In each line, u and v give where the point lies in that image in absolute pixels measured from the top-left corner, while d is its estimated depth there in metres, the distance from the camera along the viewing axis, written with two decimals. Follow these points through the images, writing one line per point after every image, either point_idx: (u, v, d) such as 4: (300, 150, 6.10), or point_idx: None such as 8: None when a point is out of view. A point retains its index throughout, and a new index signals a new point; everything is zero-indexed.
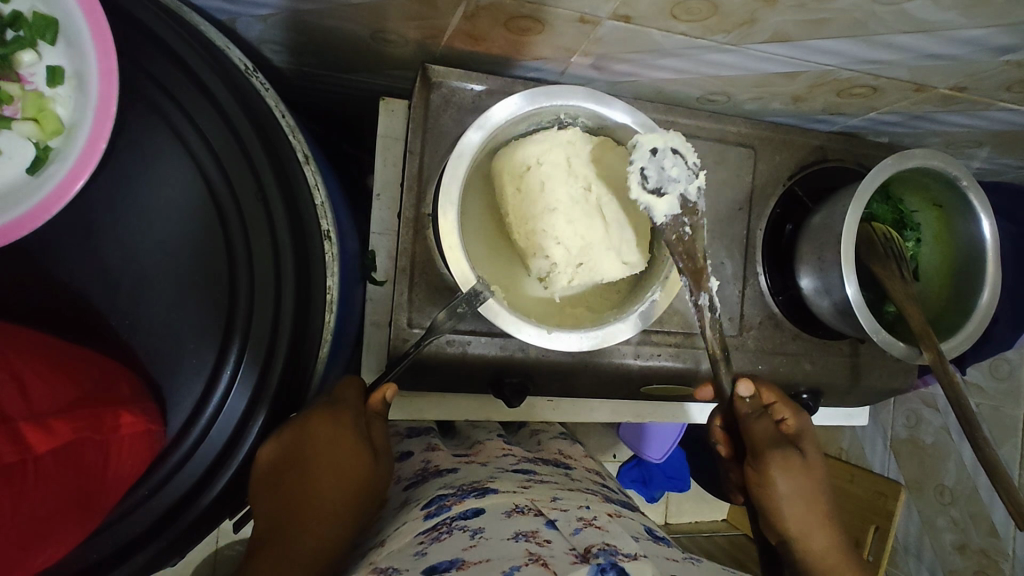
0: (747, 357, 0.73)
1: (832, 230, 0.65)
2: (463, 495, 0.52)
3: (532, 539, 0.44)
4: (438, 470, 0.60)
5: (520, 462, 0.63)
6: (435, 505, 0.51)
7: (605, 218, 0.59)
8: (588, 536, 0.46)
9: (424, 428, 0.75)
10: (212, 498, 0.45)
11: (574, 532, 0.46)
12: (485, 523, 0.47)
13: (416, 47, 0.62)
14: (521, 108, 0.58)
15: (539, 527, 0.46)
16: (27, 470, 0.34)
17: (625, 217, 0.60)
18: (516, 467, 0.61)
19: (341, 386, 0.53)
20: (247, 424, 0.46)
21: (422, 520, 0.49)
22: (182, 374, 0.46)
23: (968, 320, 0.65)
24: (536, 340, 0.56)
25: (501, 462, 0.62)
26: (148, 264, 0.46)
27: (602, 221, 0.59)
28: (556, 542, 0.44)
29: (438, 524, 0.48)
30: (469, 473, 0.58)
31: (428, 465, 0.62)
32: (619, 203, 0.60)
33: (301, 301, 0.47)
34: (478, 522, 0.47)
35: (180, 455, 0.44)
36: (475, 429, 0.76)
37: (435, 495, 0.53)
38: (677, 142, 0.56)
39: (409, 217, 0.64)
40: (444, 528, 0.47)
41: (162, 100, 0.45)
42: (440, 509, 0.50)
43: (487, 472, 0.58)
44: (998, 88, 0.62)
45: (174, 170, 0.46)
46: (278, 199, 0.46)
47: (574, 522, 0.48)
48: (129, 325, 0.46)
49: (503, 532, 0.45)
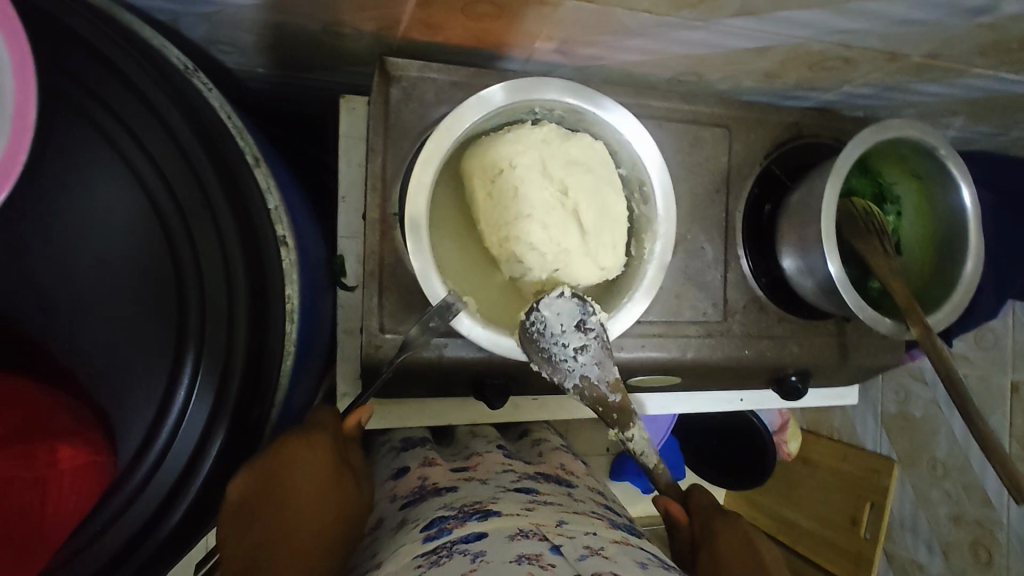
0: (733, 342, 0.72)
1: (811, 207, 0.63)
2: (465, 517, 0.49)
3: (535, 562, 0.42)
4: (436, 488, 0.57)
5: (522, 479, 0.60)
6: (436, 527, 0.48)
7: (582, 225, 0.56)
8: (595, 564, 0.44)
9: (420, 439, 0.71)
10: (170, 528, 0.42)
11: (579, 558, 0.44)
12: (487, 546, 0.44)
13: (372, 39, 0.59)
14: (497, 103, 0.55)
15: (543, 551, 0.44)
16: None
17: (603, 223, 0.57)
18: (517, 485, 0.58)
19: (318, 412, 0.52)
20: (206, 448, 0.43)
21: (421, 543, 0.47)
22: (133, 400, 0.43)
23: (952, 291, 0.64)
24: (512, 354, 0.54)
25: (502, 479, 0.59)
26: (86, 283, 0.42)
27: (577, 227, 0.56)
28: (560, 566, 0.42)
29: (437, 547, 0.45)
30: (470, 492, 0.55)
31: (426, 482, 0.58)
32: (596, 207, 0.56)
33: (257, 311, 0.44)
34: (480, 546, 0.44)
35: (133, 486, 0.41)
36: (473, 439, 0.73)
37: (435, 516, 0.50)
38: (543, 323, 0.56)
39: (375, 218, 0.61)
40: (444, 551, 0.45)
41: (90, 104, 0.41)
42: (440, 532, 0.48)
43: (489, 492, 0.55)
44: (970, 53, 0.61)
45: (108, 180, 0.42)
46: (226, 207, 0.43)
47: (580, 548, 0.46)
48: (72, 350, 0.42)
49: (505, 555, 0.43)
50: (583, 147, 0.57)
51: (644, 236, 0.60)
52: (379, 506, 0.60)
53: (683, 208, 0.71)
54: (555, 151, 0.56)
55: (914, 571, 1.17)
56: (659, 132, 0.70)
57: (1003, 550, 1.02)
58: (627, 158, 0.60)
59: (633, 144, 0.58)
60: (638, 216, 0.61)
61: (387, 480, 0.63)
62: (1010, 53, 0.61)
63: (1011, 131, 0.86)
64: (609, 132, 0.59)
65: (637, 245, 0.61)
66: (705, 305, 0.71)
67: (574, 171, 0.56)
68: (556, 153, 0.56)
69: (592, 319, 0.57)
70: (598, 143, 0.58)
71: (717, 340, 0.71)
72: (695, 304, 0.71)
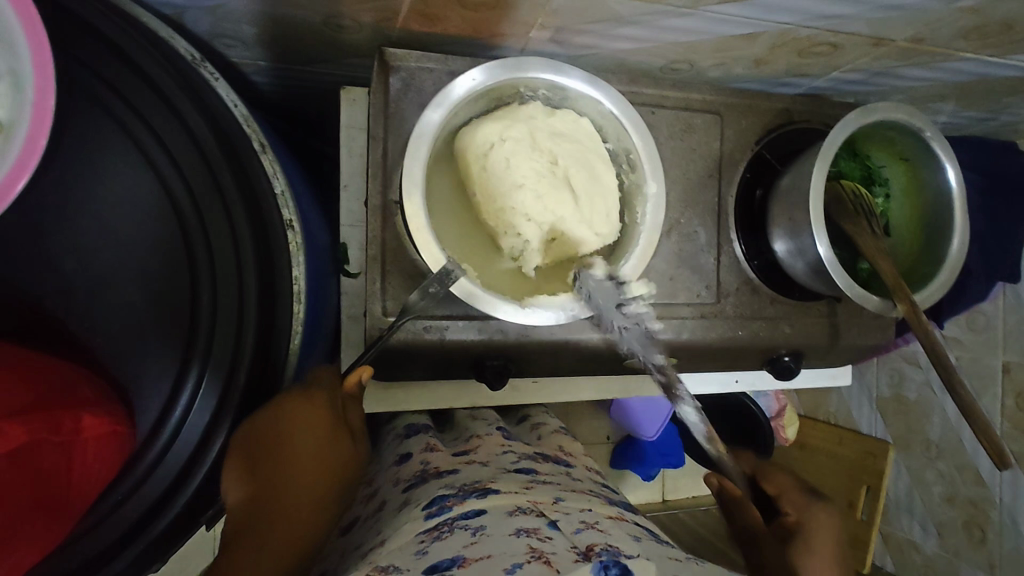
0: (727, 323, 0.73)
1: (800, 190, 0.65)
2: (465, 495, 0.51)
3: (533, 534, 0.44)
4: (438, 470, 0.58)
5: (521, 460, 0.62)
6: (436, 505, 0.50)
7: (574, 190, 0.58)
8: (590, 536, 0.45)
9: (423, 425, 0.72)
10: (188, 497, 0.44)
11: (576, 531, 0.46)
12: (487, 522, 0.46)
13: (372, 31, 0.61)
14: (481, 83, 0.57)
15: (541, 525, 0.46)
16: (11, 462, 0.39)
17: (594, 189, 0.59)
18: (517, 466, 0.60)
19: (318, 370, 0.52)
20: (218, 422, 0.45)
21: (422, 520, 0.49)
22: (149, 376, 0.45)
23: (940, 268, 0.66)
24: (512, 317, 0.55)
25: (502, 460, 0.61)
26: (102, 266, 0.44)
27: (570, 193, 0.58)
28: (557, 540, 0.44)
29: (439, 524, 0.47)
30: (470, 473, 0.57)
31: (428, 466, 0.60)
32: (586, 174, 0.59)
33: (267, 292, 0.46)
34: (479, 521, 0.47)
35: (152, 457, 0.43)
36: (473, 422, 0.75)
37: (436, 495, 0.52)
38: (593, 301, 0.60)
39: (376, 205, 0.63)
40: (446, 528, 0.47)
41: (105, 92, 0.43)
42: (440, 509, 0.49)
43: (488, 472, 0.57)
44: (953, 38, 0.63)
45: (122, 165, 0.44)
46: (235, 192, 0.45)
47: (576, 523, 0.48)
48: (89, 328, 0.44)
49: (504, 528, 0.45)
50: (567, 121, 0.59)
51: (635, 202, 0.62)
52: (382, 489, 0.62)
53: (676, 192, 0.72)
54: (541, 125, 0.58)
55: (910, 552, 1.19)
56: (651, 118, 0.71)
57: (997, 529, 1.04)
58: (614, 131, 0.62)
59: (615, 113, 0.60)
60: (628, 185, 0.63)
61: (391, 466, 0.65)
62: (992, 37, 0.63)
63: (999, 116, 0.87)
64: (592, 106, 0.61)
65: (629, 213, 0.62)
66: (699, 288, 0.73)
67: (559, 142, 0.58)
68: (542, 126, 0.58)
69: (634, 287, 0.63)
70: (583, 118, 0.60)
71: (711, 321, 0.73)
72: (690, 287, 0.73)
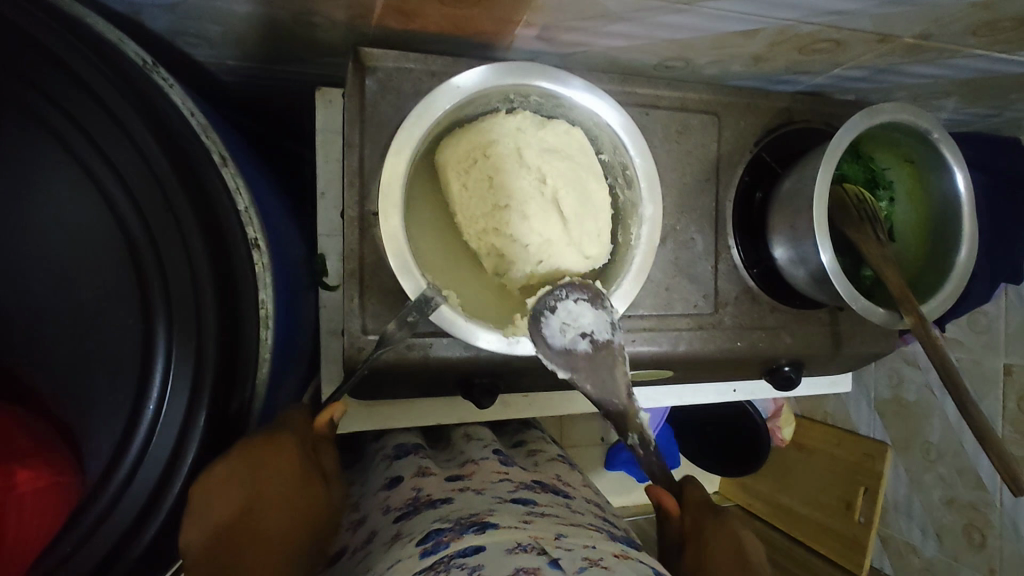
0: (725, 334, 0.70)
1: (804, 195, 0.62)
2: (462, 530, 0.48)
3: None
4: (431, 499, 0.55)
5: (519, 489, 0.59)
6: (432, 540, 0.47)
7: (563, 213, 0.54)
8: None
9: (414, 445, 0.69)
10: (140, 552, 0.39)
11: (579, 571, 0.43)
12: (485, 560, 0.43)
13: (345, 29, 0.57)
14: (467, 91, 0.52)
15: (541, 565, 0.43)
16: None
17: (584, 210, 0.55)
18: (514, 496, 0.57)
19: (288, 412, 0.50)
20: (179, 460, 0.41)
21: (417, 558, 0.45)
22: (101, 414, 0.41)
23: (947, 279, 0.62)
24: (496, 346, 0.51)
25: (498, 489, 0.58)
26: (43, 293, 0.40)
27: (559, 215, 0.55)
28: None
29: (434, 563, 0.44)
30: (465, 504, 0.54)
31: (420, 493, 0.56)
32: (577, 195, 0.55)
33: (228, 320, 0.42)
34: (478, 559, 0.43)
35: (104, 504, 0.39)
36: (468, 442, 0.71)
37: (430, 529, 0.49)
38: (550, 326, 0.53)
39: (353, 216, 0.59)
40: (441, 567, 0.43)
41: (39, 103, 0.38)
42: (437, 546, 0.46)
43: (485, 504, 0.54)
44: (963, 33, 0.59)
45: (64, 183, 0.40)
46: (189, 208, 0.41)
47: (579, 561, 0.45)
48: (33, 361, 0.40)
49: (502, 569, 0.42)
50: (560, 134, 0.56)
51: (630, 222, 0.58)
52: (371, 518, 0.59)
53: (672, 198, 0.69)
54: (530, 139, 0.55)
55: (908, 554, 1.17)
56: (645, 120, 0.68)
57: (997, 533, 1.02)
58: (608, 142, 0.58)
59: (612, 126, 0.56)
60: (623, 202, 0.59)
61: (379, 491, 0.62)
62: (1003, 32, 0.60)
63: (1004, 112, 0.84)
64: (585, 115, 0.57)
65: (623, 232, 0.59)
66: (697, 297, 0.70)
67: (550, 158, 0.54)
68: (531, 141, 0.54)
69: (597, 310, 0.54)
70: (575, 129, 0.57)
71: (709, 331, 0.70)
72: (686, 297, 0.69)
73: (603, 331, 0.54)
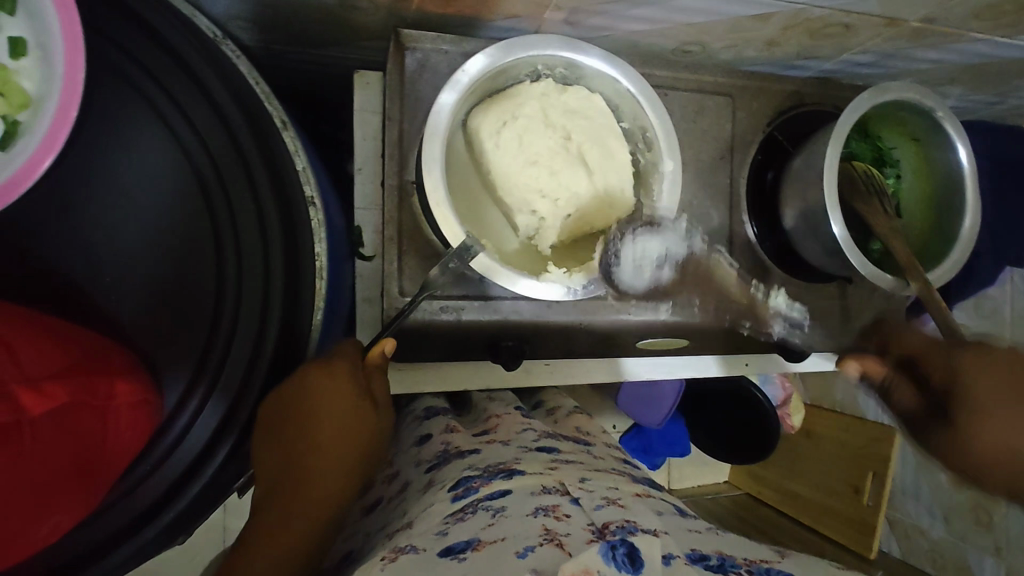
0: (739, 304, 0.74)
1: (813, 170, 0.66)
2: (490, 476, 0.51)
3: (551, 513, 0.45)
4: (460, 451, 0.58)
5: (542, 438, 0.62)
6: (463, 486, 0.50)
7: (589, 165, 0.59)
8: (608, 513, 0.46)
9: (441, 408, 0.72)
10: (210, 474, 0.45)
11: (596, 507, 0.47)
12: (509, 502, 0.47)
13: (386, 12, 0.61)
14: (497, 62, 0.57)
15: (561, 503, 0.47)
16: (24, 431, 0.37)
17: (608, 164, 0.60)
18: (539, 444, 0.60)
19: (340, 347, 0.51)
20: (246, 389, 0.45)
21: (449, 502, 0.49)
22: (177, 348, 0.45)
23: (955, 246, 0.66)
24: (529, 288, 0.56)
25: (523, 439, 0.61)
26: (126, 238, 0.45)
27: (584, 168, 0.60)
28: (574, 517, 0.45)
29: (464, 506, 0.48)
30: (493, 454, 0.57)
31: (449, 446, 0.60)
32: (600, 149, 0.60)
33: (291, 265, 0.46)
34: (503, 501, 0.47)
35: (179, 428, 0.44)
36: (492, 403, 0.75)
37: (461, 476, 0.53)
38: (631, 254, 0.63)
39: (393, 185, 0.63)
40: (470, 508, 0.47)
41: (131, 68, 0.43)
42: (467, 491, 0.50)
43: (511, 453, 0.57)
44: (966, 17, 0.63)
45: (148, 138, 0.45)
46: (260, 162, 0.45)
47: (597, 499, 0.48)
48: (116, 300, 0.45)
49: (523, 508, 0.46)
50: (582, 99, 0.60)
51: (651, 180, 0.63)
52: (404, 471, 0.63)
53: (689, 175, 0.73)
54: (555, 103, 0.59)
55: (916, 537, 1.19)
56: (663, 101, 0.72)
57: (1005, 512, 1.05)
58: (629, 111, 0.62)
59: (632, 93, 0.61)
60: (644, 164, 0.63)
61: (411, 448, 0.65)
62: (1004, 16, 0.63)
63: (1007, 99, 0.88)
64: (609, 84, 0.61)
65: (644, 192, 0.63)
66: (712, 269, 0.73)
67: (574, 118, 0.59)
68: (556, 103, 0.59)
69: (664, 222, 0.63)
70: (596, 95, 0.61)
71: (724, 302, 0.73)
72: (702, 268, 0.73)
73: (676, 243, 0.67)
